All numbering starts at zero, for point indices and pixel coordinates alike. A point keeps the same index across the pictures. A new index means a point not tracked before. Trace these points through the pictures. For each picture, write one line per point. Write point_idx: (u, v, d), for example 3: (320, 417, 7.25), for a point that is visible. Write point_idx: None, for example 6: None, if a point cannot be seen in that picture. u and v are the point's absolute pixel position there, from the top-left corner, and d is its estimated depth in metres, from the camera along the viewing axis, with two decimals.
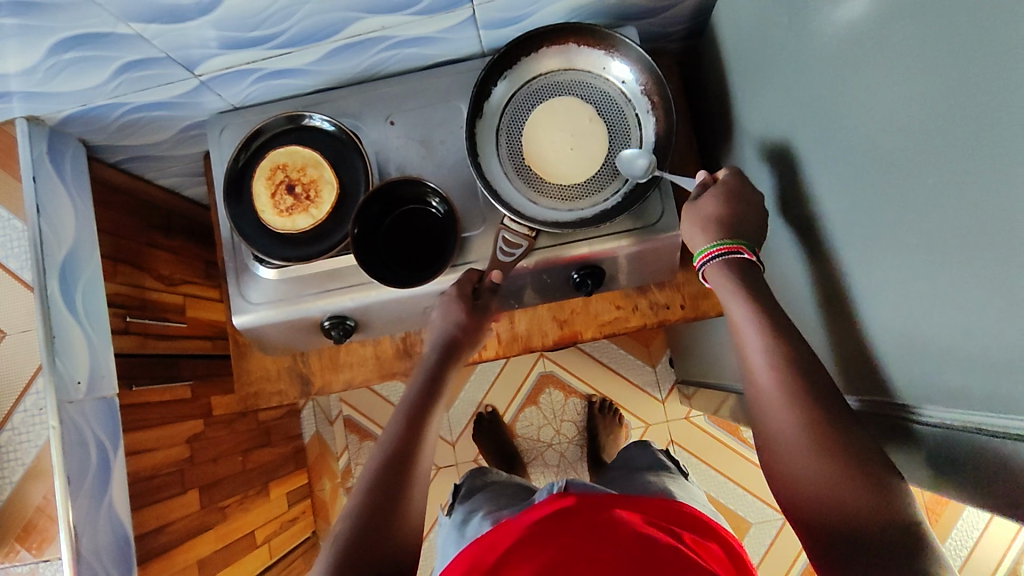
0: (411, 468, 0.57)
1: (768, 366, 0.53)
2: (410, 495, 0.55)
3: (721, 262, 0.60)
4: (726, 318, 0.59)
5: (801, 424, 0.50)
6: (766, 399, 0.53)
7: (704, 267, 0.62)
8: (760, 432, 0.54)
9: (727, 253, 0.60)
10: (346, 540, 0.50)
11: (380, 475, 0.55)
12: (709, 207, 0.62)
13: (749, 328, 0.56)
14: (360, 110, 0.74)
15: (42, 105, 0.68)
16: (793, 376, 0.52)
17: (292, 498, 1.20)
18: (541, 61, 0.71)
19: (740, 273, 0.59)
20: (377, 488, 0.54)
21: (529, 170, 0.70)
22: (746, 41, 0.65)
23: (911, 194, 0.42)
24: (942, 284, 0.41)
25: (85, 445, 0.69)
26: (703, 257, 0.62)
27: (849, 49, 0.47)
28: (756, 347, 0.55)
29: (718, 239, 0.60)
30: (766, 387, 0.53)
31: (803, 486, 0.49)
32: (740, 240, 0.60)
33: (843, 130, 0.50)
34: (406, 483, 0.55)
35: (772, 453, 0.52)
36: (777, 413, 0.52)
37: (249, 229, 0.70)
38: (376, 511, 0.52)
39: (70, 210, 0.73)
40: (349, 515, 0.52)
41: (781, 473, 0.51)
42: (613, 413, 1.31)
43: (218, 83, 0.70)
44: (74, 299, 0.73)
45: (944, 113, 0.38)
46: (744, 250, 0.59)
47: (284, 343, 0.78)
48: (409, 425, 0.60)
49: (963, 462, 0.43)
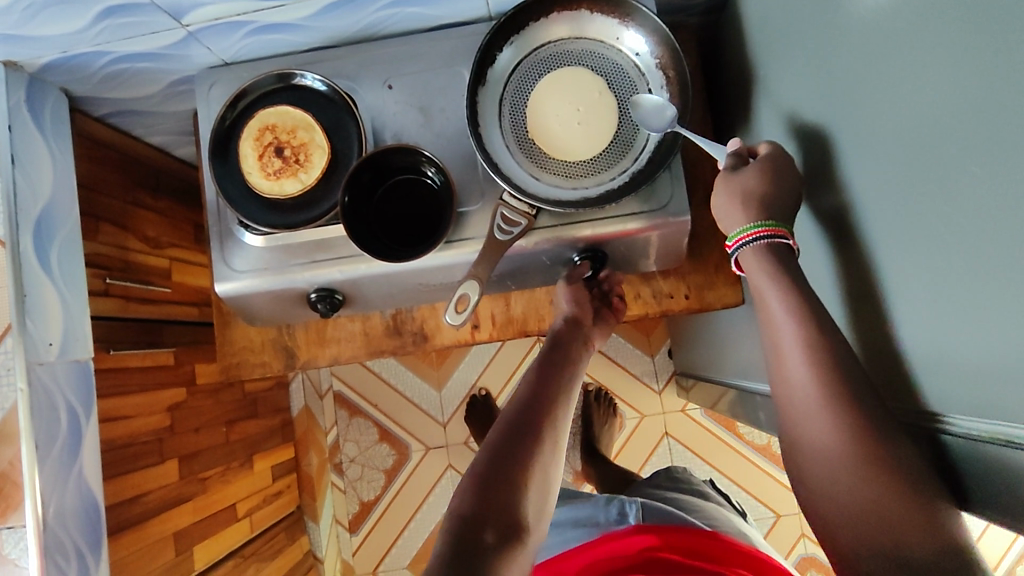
0: (534, 441, 0.58)
1: (806, 367, 0.50)
2: (529, 484, 0.54)
3: (764, 246, 0.55)
4: (757, 303, 0.55)
5: (838, 431, 0.48)
6: (801, 398, 0.51)
7: (738, 250, 0.57)
8: (790, 433, 0.52)
9: (771, 235, 0.55)
10: (462, 507, 0.52)
11: (500, 448, 0.56)
12: (739, 180, 0.57)
13: (783, 320, 0.52)
14: (358, 72, 0.70)
15: (20, 49, 0.63)
16: (828, 382, 0.49)
17: (276, 472, 1.18)
18: (550, 28, 0.66)
19: (779, 259, 0.54)
20: (495, 458, 0.55)
21: (532, 143, 0.66)
22: (772, 15, 0.60)
23: (949, 187, 0.38)
24: (981, 287, 0.37)
25: (55, 410, 0.67)
26: (740, 239, 0.56)
27: (888, 23, 0.43)
28: (795, 340, 0.51)
29: (761, 220, 0.55)
30: (803, 391, 0.50)
31: (836, 490, 0.48)
32: (783, 223, 0.55)
33: (873, 114, 0.46)
34: (530, 456, 0.56)
35: (805, 450, 0.51)
36: (814, 417, 0.50)
37: (234, 192, 0.66)
38: (507, 465, 0.55)
39: (48, 163, 0.70)
40: (467, 489, 0.54)
41: (810, 478, 0.50)
42: (608, 403, 1.29)
43: (208, 35, 0.66)
44: (49, 255, 0.69)
45: (997, 95, 0.34)
46: (786, 235, 0.55)
47: (269, 313, 0.75)
48: (529, 408, 0.61)
49: (997, 481, 0.40)
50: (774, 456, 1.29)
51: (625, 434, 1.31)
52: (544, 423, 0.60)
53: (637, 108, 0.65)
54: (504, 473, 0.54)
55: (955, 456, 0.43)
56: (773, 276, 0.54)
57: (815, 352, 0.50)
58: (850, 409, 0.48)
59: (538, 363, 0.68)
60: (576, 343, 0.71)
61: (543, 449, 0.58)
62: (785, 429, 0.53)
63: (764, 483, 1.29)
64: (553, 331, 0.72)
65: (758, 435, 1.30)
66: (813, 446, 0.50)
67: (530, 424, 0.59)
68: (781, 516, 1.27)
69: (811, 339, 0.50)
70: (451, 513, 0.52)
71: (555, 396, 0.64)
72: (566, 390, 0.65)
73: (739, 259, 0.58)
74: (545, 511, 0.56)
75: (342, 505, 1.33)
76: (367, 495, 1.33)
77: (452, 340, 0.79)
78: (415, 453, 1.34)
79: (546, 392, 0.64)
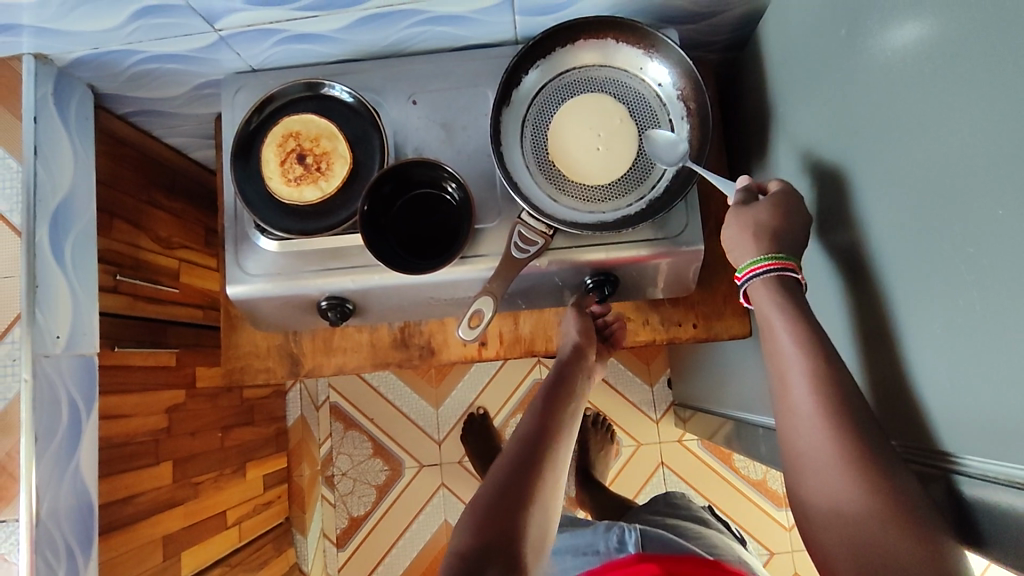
0: (537, 470, 0.57)
1: (813, 406, 0.50)
2: (533, 514, 0.54)
3: (775, 278, 0.55)
4: (764, 339, 0.55)
5: (846, 464, 0.47)
6: (808, 439, 0.50)
7: (748, 282, 0.57)
8: (793, 475, 0.51)
9: (780, 269, 0.55)
10: (467, 536, 0.52)
11: (504, 477, 0.56)
12: (760, 213, 0.57)
13: (791, 357, 0.52)
14: (383, 86, 0.71)
15: (52, 43, 0.64)
16: (836, 416, 0.49)
17: (268, 481, 1.17)
18: (577, 54, 0.68)
19: (788, 292, 0.55)
20: (499, 487, 0.55)
21: (552, 166, 0.66)
22: (795, 54, 0.61)
23: (973, 228, 0.39)
24: (1001, 324, 0.37)
25: (57, 402, 0.66)
26: (748, 271, 0.57)
27: (913, 66, 0.44)
28: (801, 377, 0.51)
29: (772, 253, 0.56)
30: (809, 424, 0.50)
31: (839, 522, 0.47)
32: (792, 257, 0.56)
33: (893, 154, 0.47)
34: (534, 486, 0.56)
35: (810, 494, 0.49)
36: (821, 454, 0.49)
37: (254, 196, 0.67)
38: (512, 493, 0.54)
39: (69, 156, 0.70)
40: (472, 516, 0.53)
41: (812, 511, 0.49)
42: (606, 429, 1.27)
43: (238, 40, 0.66)
44: (63, 248, 0.69)
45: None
46: (795, 268, 0.55)
47: (277, 319, 0.75)
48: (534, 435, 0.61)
49: (1011, 523, 0.40)
50: (770, 493, 1.28)
51: (620, 461, 1.30)
52: (548, 452, 0.60)
53: (650, 141, 0.66)
54: (509, 502, 0.54)
55: (965, 496, 0.44)
56: (783, 311, 0.54)
57: (825, 386, 0.50)
58: (856, 442, 0.48)
59: (542, 389, 0.68)
60: (581, 372, 0.71)
61: (547, 478, 0.58)
62: (786, 462, 0.52)
63: (757, 518, 1.28)
64: (559, 358, 0.72)
65: (753, 470, 1.29)
66: (816, 479, 0.49)
67: (534, 452, 0.59)
68: (774, 554, 1.26)
69: (824, 377, 0.50)
70: (460, 540, 0.52)
71: (558, 421, 0.64)
72: (568, 420, 0.65)
73: (748, 291, 0.58)
74: (545, 542, 0.56)
75: (331, 519, 1.31)
76: (357, 511, 1.32)
77: (458, 356, 0.79)
78: (408, 469, 1.32)
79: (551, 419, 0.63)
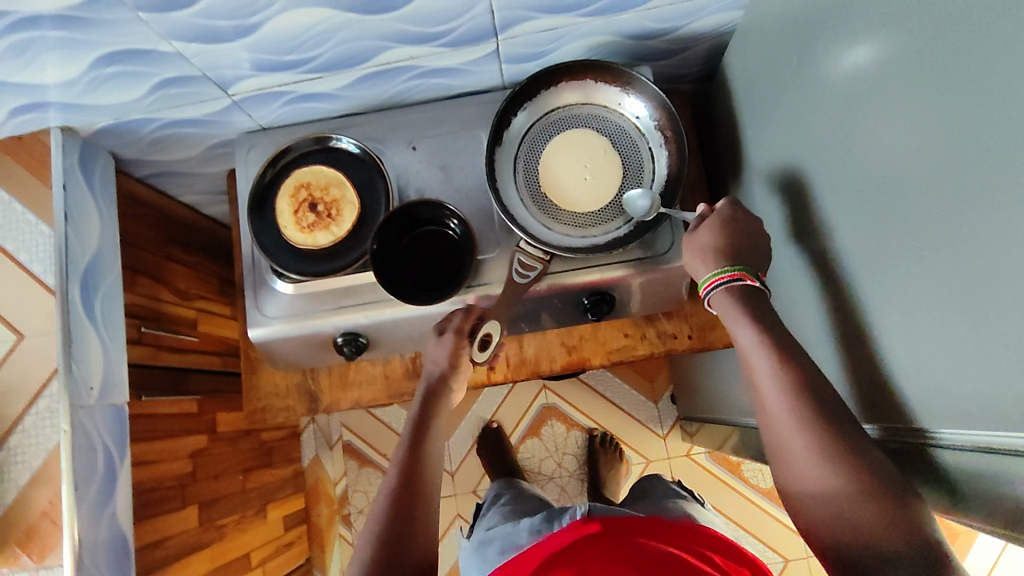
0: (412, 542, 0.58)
1: (784, 403, 0.54)
2: None
3: (724, 291, 0.61)
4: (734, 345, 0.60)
5: (820, 452, 0.51)
6: (782, 433, 0.54)
7: (709, 294, 0.62)
8: (777, 464, 0.55)
9: (731, 280, 0.60)
10: None
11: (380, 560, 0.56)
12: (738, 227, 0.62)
13: (761, 359, 0.57)
14: (384, 135, 0.77)
15: (77, 116, 0.70)
16: (810, 414, 0.52)
17: (288, 522, 1.19)
18: (560, 94, 0.74)
19: (748, 304, 0.60)
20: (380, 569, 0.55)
21: (545, 197, 0.72)
22: (757, 82, 0.68)
23: (925, 225, 0.44)
24: (956, 305, 0.42)
25: (94, 450, 0.70)
26: (707, 286, 0.62)
27: (860, 88, 0.49)
28: (770, 378, 0.55)
29: (719, 267, 0.61)
30: (783, 419, 0.54)
31: (817, 500, 0.51)
32: (740, 267, 0.61)
33: (850, 165, 0.52)
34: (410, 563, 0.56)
35: (792, 480, 0.53)
36: (795, 444, 0.53)
37: (271, 244, 0.72)
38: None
39: (95, 218, 0.75)
40: None
41: (796, 493, 0.53)
42: (614, 448, 1.31)
43: (250, 103, 0.73)
44: (93, 305, 0.74)
45: (962, 137, 0.39)
46: (745, 276, 0.60)
47: (296, 358, 0.79)
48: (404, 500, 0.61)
49: (984, 487, 0.44)
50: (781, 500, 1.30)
51: (631, 479, 1.32)
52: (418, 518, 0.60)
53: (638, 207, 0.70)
54: None
55: (944, 467, 0.47)
56: (757, 317, 0.58)
57: (795, 382, 0.54)
58: (838, 430, 0.51)
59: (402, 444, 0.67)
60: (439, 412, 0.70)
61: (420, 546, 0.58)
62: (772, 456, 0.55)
63: (769, 526, 1.30)
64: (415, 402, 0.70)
65: (763, 478, 1.31)
66: (795, 467, 0.53)
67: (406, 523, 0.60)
68: (788, 561, 1.29)
69: (806, 369, 0.55)
70: None
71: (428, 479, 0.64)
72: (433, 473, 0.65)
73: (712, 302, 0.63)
74: None
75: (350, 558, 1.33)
76: None
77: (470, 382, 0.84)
78: None
79: (418, 476, 0.64)
